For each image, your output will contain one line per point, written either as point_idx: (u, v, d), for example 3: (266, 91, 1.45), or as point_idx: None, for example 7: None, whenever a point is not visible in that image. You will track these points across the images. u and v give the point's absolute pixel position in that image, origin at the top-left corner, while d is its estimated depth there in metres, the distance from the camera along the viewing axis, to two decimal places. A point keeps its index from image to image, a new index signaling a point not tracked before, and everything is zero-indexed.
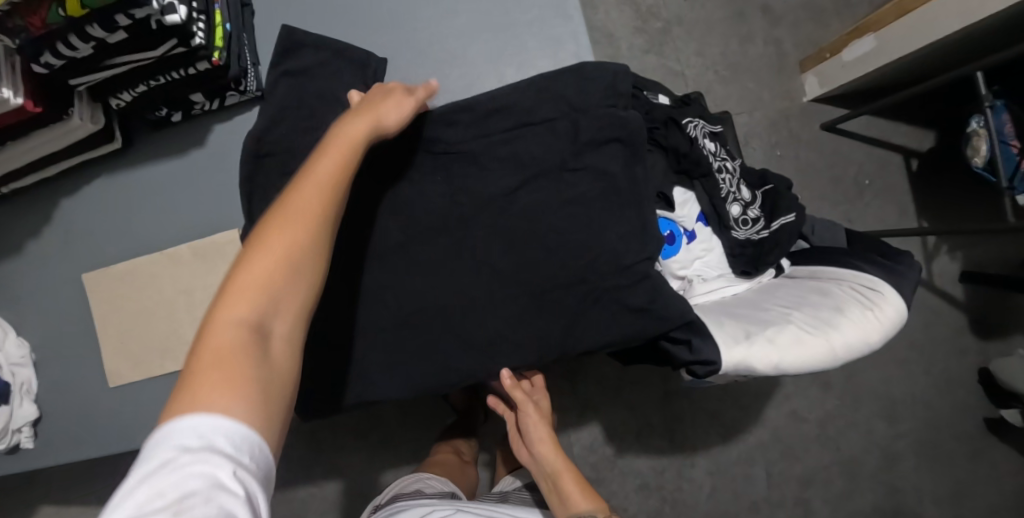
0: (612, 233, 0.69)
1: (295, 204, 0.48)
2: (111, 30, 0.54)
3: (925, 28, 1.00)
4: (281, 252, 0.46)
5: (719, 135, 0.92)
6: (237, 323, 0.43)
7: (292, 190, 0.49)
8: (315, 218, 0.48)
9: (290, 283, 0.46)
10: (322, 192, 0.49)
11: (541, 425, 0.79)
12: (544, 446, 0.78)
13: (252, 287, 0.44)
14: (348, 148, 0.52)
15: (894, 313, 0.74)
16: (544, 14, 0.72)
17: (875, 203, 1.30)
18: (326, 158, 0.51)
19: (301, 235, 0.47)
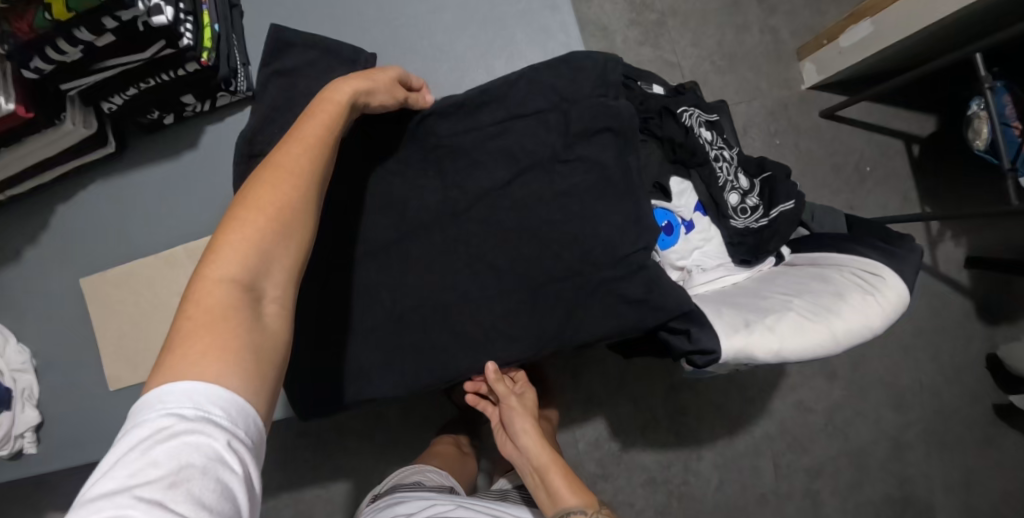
0: (607, 224, 0.68)
1: (280, 168, 0.49)
2: (99, 33, 0.54)
3: (925, 10, 0.98)
4: (270, 213, 0.46)
5: (716, 124, 0.90)
6: (227, 282, 0.43)
7: (276, 156, 0.50)
8: (302, 180, 0.49)
9: (280, 245, 0.46)
10: (307, 157, 0.50)
11: (522, 417, 0.79)
12: (527, 439, 0.77)
13: (241, 247, 0.44)
14: (333, 120, 0.53)
15: (895, 298, 0.73)
16: (533, 6, 0.72)
17: (877, 190, 1.29)
18: (309, 127, 0.52)
19: (288, 197, 0.48)
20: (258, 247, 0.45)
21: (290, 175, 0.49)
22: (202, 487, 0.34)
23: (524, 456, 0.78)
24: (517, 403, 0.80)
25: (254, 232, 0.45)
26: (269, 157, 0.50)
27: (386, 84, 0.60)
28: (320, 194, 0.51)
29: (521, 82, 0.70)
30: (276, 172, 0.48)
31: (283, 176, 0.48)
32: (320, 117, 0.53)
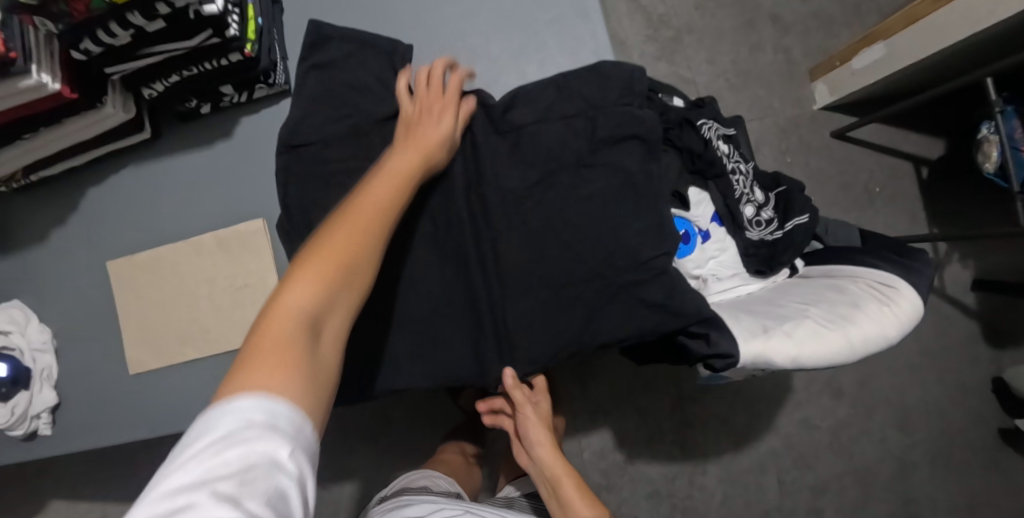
0: (629, 229, 0.68)
1: (354, 217, 0.50)
2: (151, 18, 0.55)
3: (938, 35, 1.01)
4: (341, 260, 0.47)
5: (733, 138, 0.92)
6: (296, 313, 0.44)
7: (352, 204, 0.52)
8: (372, 226, 0.51)
9: (345, 286, 0.47)
10: (380, 208, 0.52)
11: (539, 430, 0.78)
12: (545, 454, 0.78)
13: (313, 281, 0.45)
14: (404, 182, 0.55)
15: (910, 309, 0.74)
16: (565, 13, 0.74)
17: (886, 210, 1.31)
18: (382, 184, 0.54)
19: (360, 247, 0.49)
20: (327, 287, 0.46)
21: (362, 222, 0.50)
22: (265, 489, 0.35)
23: (537, 469, 0.79)
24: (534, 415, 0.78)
25: (323, 271, 0.46)
26: (344, 204, 0.52)
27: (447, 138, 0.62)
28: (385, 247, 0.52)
29: (550, 89, 0.71)
30: (349, 221, 0.50)
31: (358, 226, 0.50)
32: (392, 173, 0.55)
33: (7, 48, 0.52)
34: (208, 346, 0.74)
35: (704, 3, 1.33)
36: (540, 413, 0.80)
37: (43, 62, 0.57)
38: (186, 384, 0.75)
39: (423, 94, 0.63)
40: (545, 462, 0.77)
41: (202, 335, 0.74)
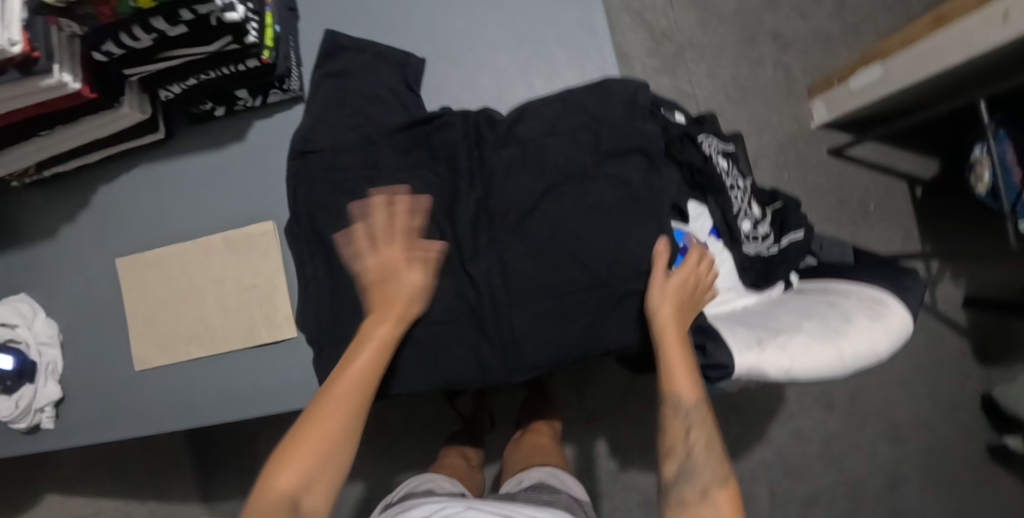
0: (635, 239, 0.69)
1: (330, 403, 0.59)
2: (174, 23, 0.57)
3: (933, 58, 1.04)
4: (318, 449, 0.57)
5: (731, 154, 0.94)
6: (282, 490, 0.55)
7: (329, 389, 0.60)
8: (352, 400, 0.60)
9: (325, 460, 0.57)
10: (361, 387, 0.60)
11: (670, 320, 0.66)
12: (672, 347, 0.66)
13: (298, 460, 0.56)
14: (380, 358, 0.62)
15: (900, 324, 0.75)
16: (573, 29, 0.76)
17: (880, 226, 1.33)
18: (359, 361, 0.61)
19: (332, 436, 0.58)
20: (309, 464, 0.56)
21: (343, 399, 0.59)
22: None
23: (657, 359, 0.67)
24: (671, 301, 0.67)
25: (308, 452, 0.57)
26: (325, 384, 0.61)
27: (417, 295, 0.64)
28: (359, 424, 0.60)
29: (555, 104, 0.73)
30: (326, 407, 0.59)
31: (337, 410, 0.59)
32: (370, 350, 0.61)
33: (31, 48, 0.53)
34: (214, 345, 0.75)
35: (706, 20, 1.36)
36: (680, 303, 0.68)
37: (65, 61, 0.58)
38: (189, 382, 0.76)
39: (382, 247, 0.65)
40: (666, 352, 0.66)
41: (208, 333, 0.75)
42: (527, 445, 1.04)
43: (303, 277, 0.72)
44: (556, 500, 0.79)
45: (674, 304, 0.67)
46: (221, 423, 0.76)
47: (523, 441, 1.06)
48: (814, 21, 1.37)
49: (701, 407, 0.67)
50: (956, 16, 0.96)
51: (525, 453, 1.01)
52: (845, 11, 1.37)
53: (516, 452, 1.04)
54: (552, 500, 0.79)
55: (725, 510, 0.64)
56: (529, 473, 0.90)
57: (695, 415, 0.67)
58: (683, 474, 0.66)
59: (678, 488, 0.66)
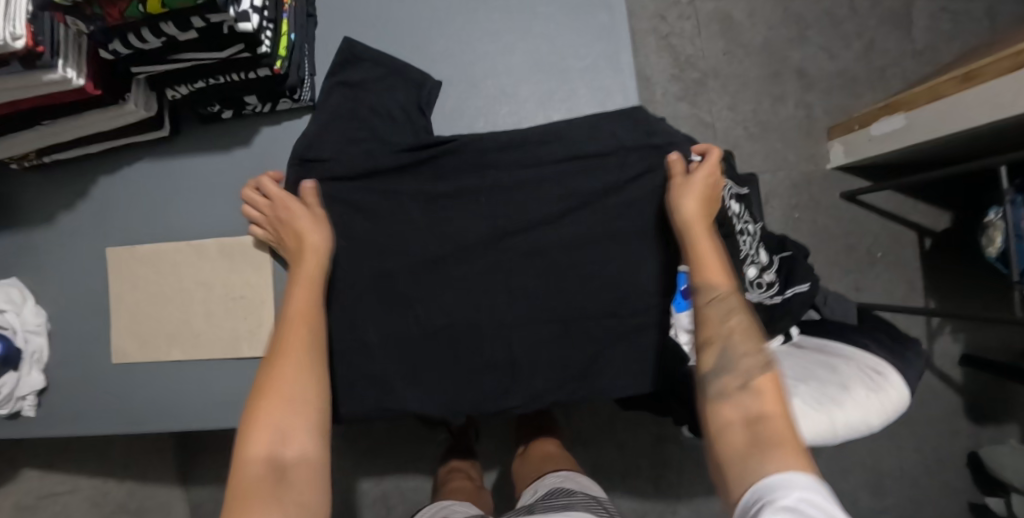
0: (643, 285, 0.72)
1: (283, 355, 0.61)
2: (185, 29, 0.55)
3: (955, 116, 1.01)
4: (281, 399, 0.58)
5: (745, 198, 0.91)
6: (261, 455, 0.55)
7: (275, 345, 0.62)
8: (304, 334, 0.63)
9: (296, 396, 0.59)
10: (305, 320, 0.64)
11: (702, 212, 0.66)
12: (702, 240, 0.65)
13: (275, 409, 0.57)
14: (309, 296, 0.65)
15: (896, 398, 0.73)
16: (597, 64, 0.74)
17: (886, 274, 1.32)
18: (292, 304, 0.64)
19: (294, 382, 0.59)
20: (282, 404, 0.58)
21: (297, 335, 0.62)
22: None
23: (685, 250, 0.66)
24: (701, 190, 0.66)
25: (277, 396, 0.58)
26: (270, 346, 0.62)
27: (321, 224, 0.68)
28: (315, 357, 0.62)
29: (584, 125, 0.71)
30: (278, 360, 0.60)
31: (289, 349, 0.61)
32: (297, 290, 0.65)
33: (35, 42, 0.51)
34: (195, 349, 0.75)
35: (733, 50, 1.33)
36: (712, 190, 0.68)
37: (70, 56, 0.56)
38: (169, 382, 0.76)
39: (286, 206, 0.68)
40: (699, 244, 0.65)
41: (190, 336, 0.74)
42: (537, 455, 1.03)
43: None
44: (578, 501, 0.77)
45: (710, 195, 0.67)
46: (202, 427, 0.75)
47: (531, 452, 1.05)
48: (841, 61, 1.34)
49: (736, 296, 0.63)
50: (985, 77, 0.94)
51: (536, 463, 1.01)
52: (873, 54, 1.35)
53: (525, 464, 1.03)
54: (570, 501, 0.77)
55: (771, 402, 0.56)
56: (545, 481, 0.89)
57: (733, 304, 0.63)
58: (721, 365, 0.60)
59: (716, 381, 0.59)
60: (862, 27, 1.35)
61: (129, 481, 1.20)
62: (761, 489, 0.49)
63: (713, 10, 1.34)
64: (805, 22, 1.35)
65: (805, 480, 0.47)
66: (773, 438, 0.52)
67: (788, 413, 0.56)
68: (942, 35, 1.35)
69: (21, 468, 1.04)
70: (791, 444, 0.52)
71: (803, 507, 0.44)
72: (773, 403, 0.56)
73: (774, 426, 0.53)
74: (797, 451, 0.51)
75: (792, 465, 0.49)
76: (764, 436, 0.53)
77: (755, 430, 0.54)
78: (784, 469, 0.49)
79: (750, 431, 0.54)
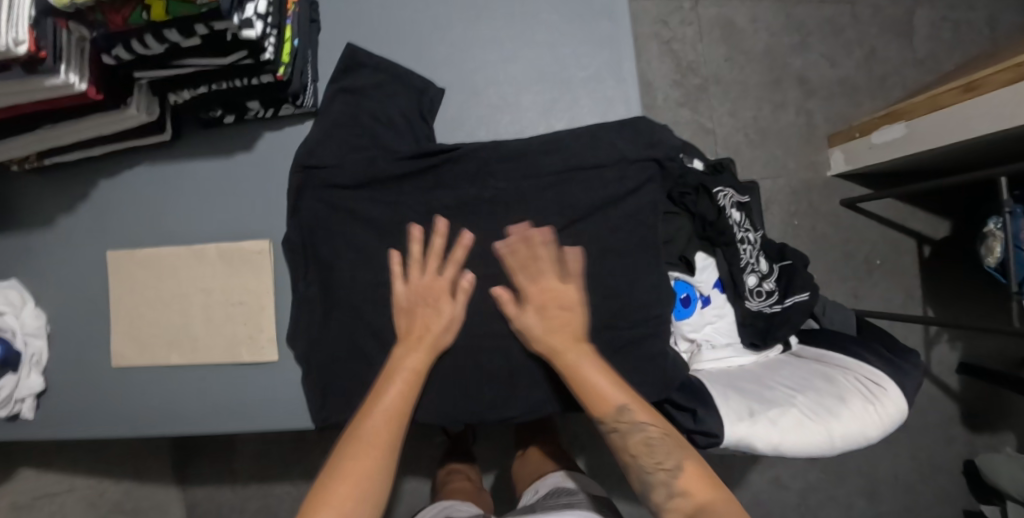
0: (642, 294, 0.72)
1: (367, 441, 0.62)
2: (188, 36, 0.55)
3: (956, 126, 1.02)
4: (354, 483, 0.59)
5: (745, 206, 0.91)
6: None
7: (362, 432, 0.62)
8: (396, 423, 0.63)
9: (373, 486, 0.60)
10: (396, 409, 0.64)
11: (556, 333, 0.67)
12: (582, 367, 0.66)
13: (348, 494, 0.58)
14: (410, 387, 0.65)
15: (894, 411, 0.73)
16: (600, 74, 0.74)
17: (884, 282, 1.32)
18: (389, 391, 0.64)
19: (371, 470, 0.61)
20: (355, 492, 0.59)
21: (387, 422, 0.63)
22: None
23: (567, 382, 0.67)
24: (558, 303, 0.69)
25: (355, 482, 0.59)
26: (355, 429, 0.63)
27: (454, 322, 0.69)
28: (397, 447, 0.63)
29: (584, 136, 0.72)
30: (360, 445, 0.61)
31: (374, 438, 0.62)
32: (398, 379, 0.65)
33: (39, 48, 0.51)
34: (195, 354, 0.75)
35: (735, 56, 1.34)
36: (555, 299, 0.69)
37: (73, 61, 0.55)
38: (168, 386, 0.76)
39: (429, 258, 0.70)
40: (572, 370, 0.66)
41: (189, 341, 0.74)
42: (536, 456, 1.03)
43: (296, 297, 0.72)
44: (579, 500, 0.78)
45: (553, 312, 0.68)
46: (200, 432, 0.75)
47: (531, 453, 1.05)
48: (842, 68, 1.35)
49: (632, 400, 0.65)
50: (986, 88, 0.94)
51: (535, 463, 1.01)
52: (874, 63, 1.35)
53: (526, 463, 1.04)
54: (572, 500, 0.77)
55: (699, 491, 0.61)
56: (545, 481, 0.90)
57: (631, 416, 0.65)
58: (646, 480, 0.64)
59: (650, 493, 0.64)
60: (863, 34, 1.35)
61: (127, 480, 1.20)
62: None
63: (715, 16, 1.34)
64: (806, 29, 1.35)
65: None
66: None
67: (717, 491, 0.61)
68: (943, 43, 1.35)
69: (19, 467, 1.04)
70: None
71: None
72: (699, 493, 0.61)
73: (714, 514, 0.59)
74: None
75: None
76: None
77: None
78: None
79: None
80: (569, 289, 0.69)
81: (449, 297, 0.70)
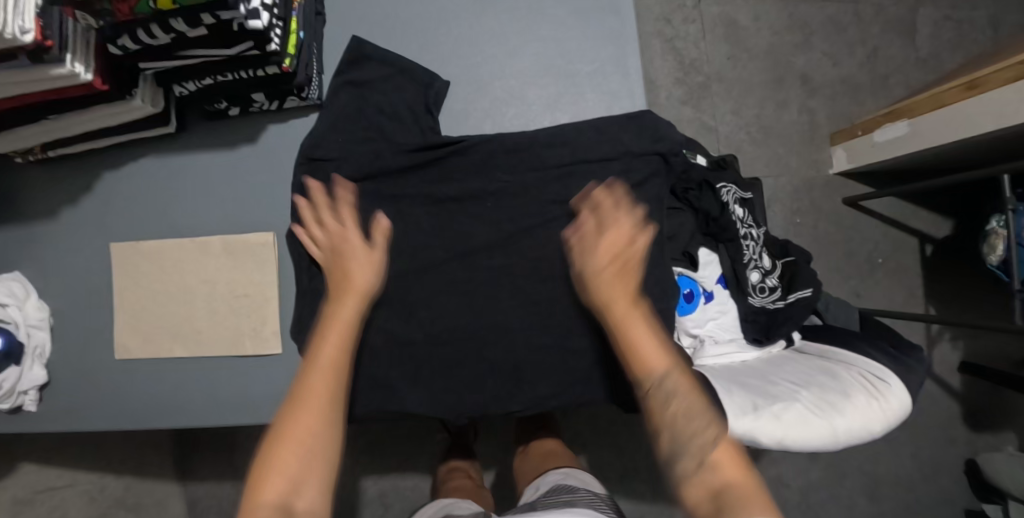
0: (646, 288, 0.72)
1: (307, 399, 0.56)
2: (194, 26, 0.55)
3: (958, 124, 1.02)
4: (297, 444, 0.53)
5: (749, 203, 0.91)
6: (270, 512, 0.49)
7: (299, 391, 0.57)
8: (337, 376, 0.59)
9: (320, 447, 0.54)
10: (336, 362, 0.59)
11: (616, 286, 0.63)
12: (633, 325, 0.61)
13: (292, 455, 0.52)
14: (345, 338, 0.62)
15: (898, 407, 0.73)
16: (605, 68, 0.75)
17: (886, 281, 1.32)
18: (327, 341, 0.61)
19: (315, 427, 0.54)
20: (302, 454, 0.52)
21: (327, 375, 0.58)
22: None
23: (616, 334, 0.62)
24: (621, 259, 0.65)
25: (299, 443, 0.53)
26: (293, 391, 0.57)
27: (370, 262, 0.66)
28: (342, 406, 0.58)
29: (589, 130, 0.72)
30: (306, 402, 0.56)
31: (316, 394, 0.56)
32: (335, 331, 0.61)
33: (45, 37, 0.50)
34: (198, 346, 0.74)
35: (737, 54, 1.34)
36: (622, 256, 0.65)
37: (78, 51, 0.55)
38: (170, 379, 0.76)
39: (328, 213, 0.69)
40: (620, 324, 0.62)
41: (193, 334, 0.74)
42: (537, 452, 1.04)
43: (299, 289, 0.72)
44: (579, 497, 0.78)
45: (617, 267, 0.64)
46: (202, 425, 0.75)
47: (532, 449, 1.05)
48: (844, 67, 1.35)
49: (676, 371, 0.59)
50: (988, 86, 0.95)
51: (537, 459, 1.01)
52: (877, 61, 1.35)
53: (528, 460, 1.03)
54: (573, 498, 0.77)
55: (729, 467, 0.52)
56: (548, 477, 0.89)
57: (670, 383, 0.58)
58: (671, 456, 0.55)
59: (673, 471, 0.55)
60: (866, 33, 1.35)
61: (127, 475, 1.20)
62: None
63: (718, 15, 1.34)
64: (809, 28, 1.35)
65: None
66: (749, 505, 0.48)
67: (753, 478, 0.52)
68: (946, 42, 1.36)
69: (19, 462, 1.04)
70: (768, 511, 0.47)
71: None
72: (732, 471, 0.52)
73: (743, 496, 0.49)
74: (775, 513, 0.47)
75: None
76: (732, 502, 0.49)
77: (723, 500, 0.49)
78: None
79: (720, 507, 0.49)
80: (635, 249, 0.65)
81: (361, 243, 0.67)
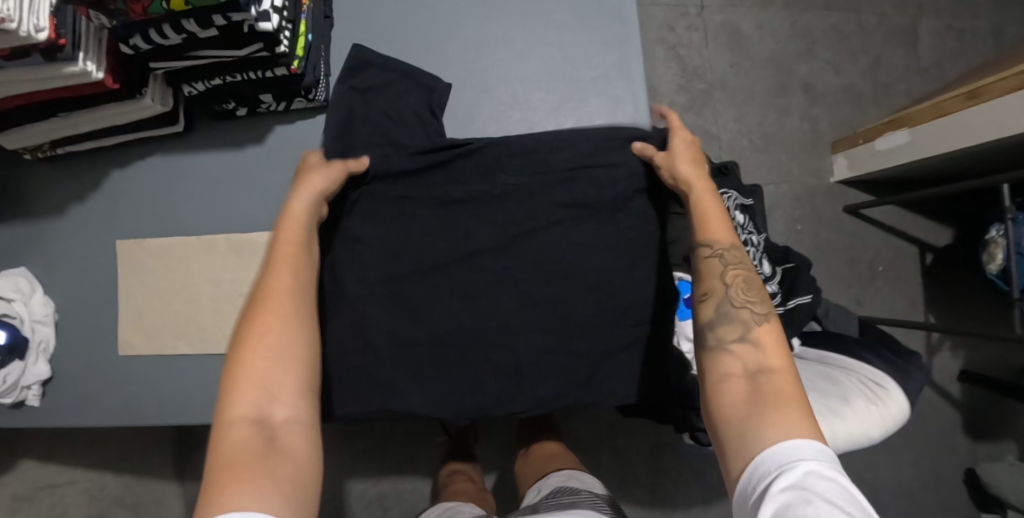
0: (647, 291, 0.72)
1: (268, 302, 0.56)
2: (205, 27, 0.56)
3: (959, 133, 1.02)
4: (263, 350, 0.53)
5: (750, 209, 0.91)
6: (246, 422, 0.49)
7: (260, 295, 0.56)
8: (295, 273, 0.58)
9: (290, 347, 0.54)
10: (294, 261, 0.59)
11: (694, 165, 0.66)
12: (706, 195, 0.64)
13: (264, 360, 0.52)
14: (300, 233, 0.61)
15: (896, 412, 0.74)
16: (609, 74, 0.75)
17: (887, 289, 1.33)
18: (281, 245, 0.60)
19: (280, 330, 0.54)
20: (273, 356, 0.53)
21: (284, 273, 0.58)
22: None
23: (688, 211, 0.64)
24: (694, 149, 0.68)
25: (267, 349, 0.53)
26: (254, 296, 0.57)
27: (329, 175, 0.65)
28: (306, 306, 0.57)
29: (593, 134, 0.72)
30: (267, 308, 0.55)
31: (276, 293, 0.56)
32: (289, 228, 0.61)
33: (57, 34, 0.51)
34: (203, 344, 0.75)
35: (740, 62, 1.35)
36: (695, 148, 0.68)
37: (90, 49, 0.56)
38: (173, 376, 0.76)
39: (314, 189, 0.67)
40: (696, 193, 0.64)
41: (198, 331, 0.75)
42: (539, 454, 1.04)
43: None
44: (583, 499, 0.78)
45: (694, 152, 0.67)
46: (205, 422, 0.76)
47: (534, 451, 1.05)
48: (846, 75, 1.36)
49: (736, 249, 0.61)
50: (988, 95, 0.95)
51: (539, 460, 1.02)
52: (879, 71, 1.36)
53: (529, 463, 1.03)
54: (575, 500, 0.77)
55: (773, 353, 0.54)
56: (550, 480, 0.90)
57: (730, 255, 0.60)
58: (720, 320, 0.57)
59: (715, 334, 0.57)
60: (868, 42, 1.36)
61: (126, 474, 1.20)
62: (764, 461, 0.45)
63: (721, 23, 1.35)
64: (812, 37, 1.36)
65: (813, 445, 0.45)
66: (776, 393, 0.50)
67: (791, 363, 0.54)
68: (948, 52, 1.37)
69: None
70: (798, 397, 0.49)
71: (812, 482, 0.42)
72: (773, 356, 0.54)
73: (777, 378, 0.51)
74: (803, 404, 0.49)
75: (803, 426, 0.47)
76: (767, 387, 0.51)
77: (759, 381, 0.51)
78: (789, 431, 0.46)
79: (754, 388, 0.51)
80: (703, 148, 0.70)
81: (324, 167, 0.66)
